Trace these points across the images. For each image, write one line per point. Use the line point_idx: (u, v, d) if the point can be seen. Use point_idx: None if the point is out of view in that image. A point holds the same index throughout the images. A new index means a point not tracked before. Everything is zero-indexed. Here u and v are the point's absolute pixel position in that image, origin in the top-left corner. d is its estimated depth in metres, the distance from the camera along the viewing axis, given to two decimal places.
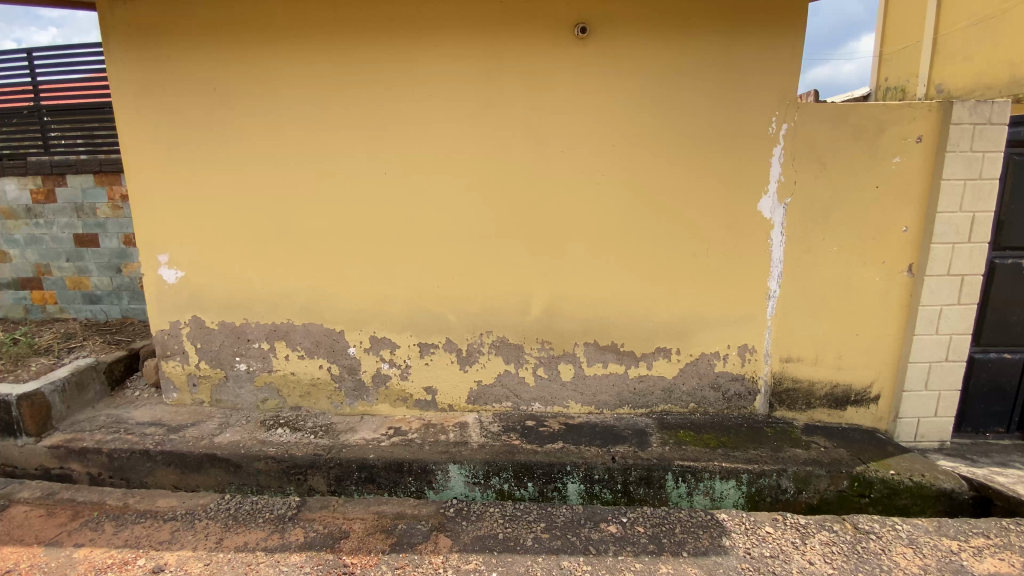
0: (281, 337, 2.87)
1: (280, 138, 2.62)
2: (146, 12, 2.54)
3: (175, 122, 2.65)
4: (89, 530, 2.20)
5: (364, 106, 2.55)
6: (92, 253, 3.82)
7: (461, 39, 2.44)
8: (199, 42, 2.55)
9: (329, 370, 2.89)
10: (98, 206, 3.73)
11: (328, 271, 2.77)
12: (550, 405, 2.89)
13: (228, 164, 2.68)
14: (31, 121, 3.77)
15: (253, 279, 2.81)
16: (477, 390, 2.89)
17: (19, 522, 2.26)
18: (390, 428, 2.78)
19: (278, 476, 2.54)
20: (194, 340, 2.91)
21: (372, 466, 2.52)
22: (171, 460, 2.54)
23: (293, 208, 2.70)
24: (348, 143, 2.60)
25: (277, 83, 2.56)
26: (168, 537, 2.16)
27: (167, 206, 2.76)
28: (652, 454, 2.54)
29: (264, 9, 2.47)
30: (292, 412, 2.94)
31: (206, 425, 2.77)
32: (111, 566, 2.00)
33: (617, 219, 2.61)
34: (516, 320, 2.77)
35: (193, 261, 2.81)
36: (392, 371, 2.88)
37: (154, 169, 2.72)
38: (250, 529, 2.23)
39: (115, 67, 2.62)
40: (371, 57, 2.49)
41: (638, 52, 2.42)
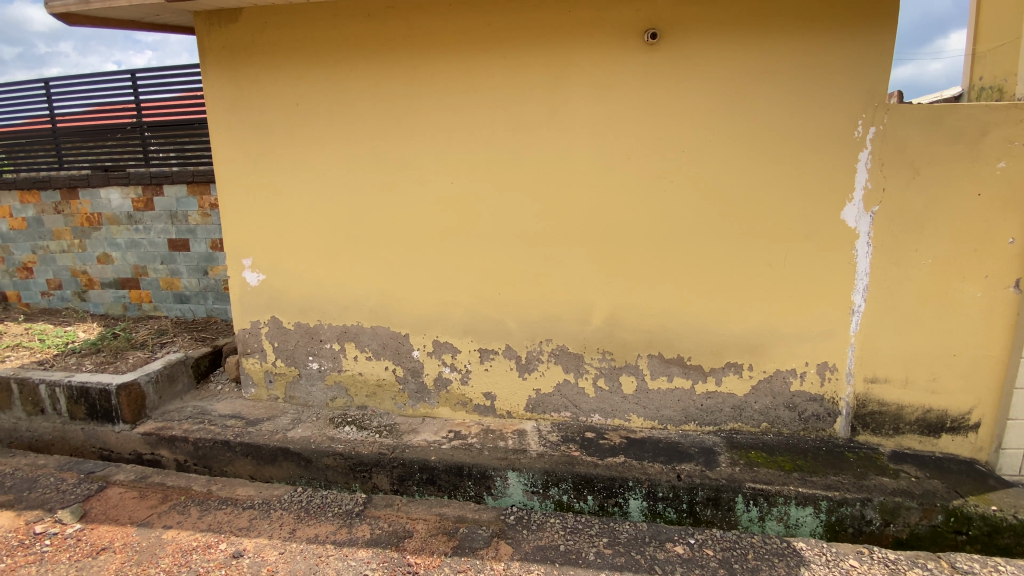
0: (351, 338, 2.98)
1: (354, 148, 2.75)
2: (239, 34, 2.75)
3: (261, 135, 2.84)
4: (176, 513, 2.36)
5: (433, 117, 2.63)
6: (183, 257, 4.14)
7: (529, 48, 2.47)
8: (284, 59, 2.73)
9: (394, 372, 2.97)
10: (189, 214, 4.05)
11: (395, 276, 2.86)
12: (610, 417, 2.82)
13: (307, 173, 2.83)
14: (133, 136, 4.17)
15: (325, 282, 2.94)
16: (536, 398, 2.87)
17: (115, 502, 2.45)
18: (451, 432, 2.80)
19: (345, 472, 2.63)
20: (271, 340, 3.08)
21: (433, 467, 2.55)
22: (249, 452, 2.69)
23: (364, 214, 2.82)
24: (418, 152, 2.69)
25: (353, 96, 2.69)
26: (247, 524, 2.28)
27: (251, 213, 2.96)
28: (721, 474, 2.42)
29: (343, 28, 2.62)
30: (357, 412, 3.03)
31: (281, 419, 2.92)
32: (196, 548, 2.13)
33: (686, 227, 2.54)
34: (577, 328, 2.74)
35: (273, 265, 2.99)
36: (452, 375, 2.92)
37: (241, 178, 2.92)
38: (320, 521, 2.31)
39: (211, 86, 2.85)
40: (441, 69, 2.57)
41: (710, 56, 2.36)
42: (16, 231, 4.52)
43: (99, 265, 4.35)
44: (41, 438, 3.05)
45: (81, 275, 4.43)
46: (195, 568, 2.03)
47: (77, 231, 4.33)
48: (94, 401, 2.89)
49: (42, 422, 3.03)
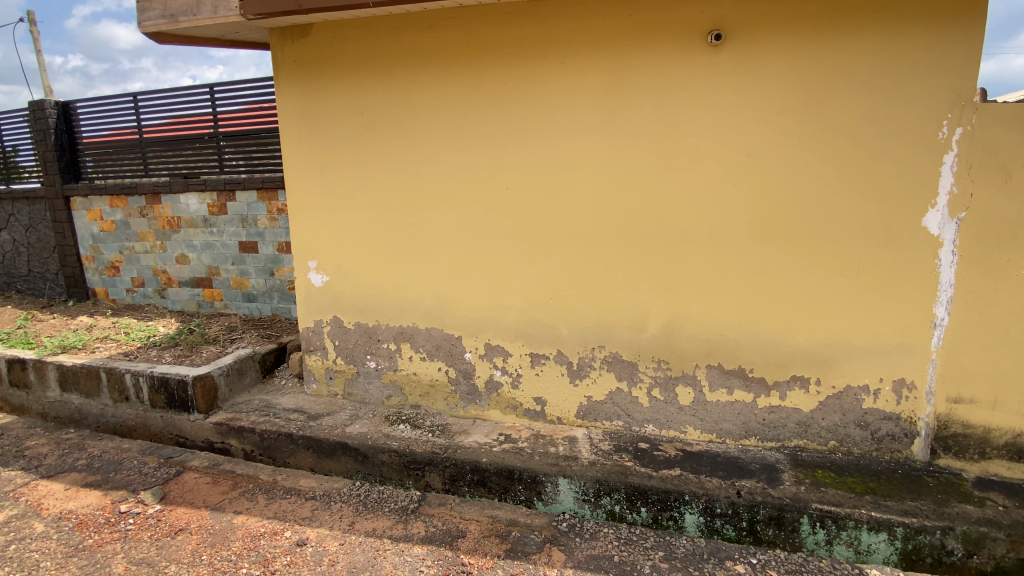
0: (406, 338, 3.06)
1: (414, 154, 2.83)
2: (310, 47, 2.91)
3: (328, 142, 2.98)
4: (246, 500, 2.49)
5: (491, 123, 2.67)
6: (252, 258, 4.39)
7: (589, 53, 2.48)
8: (350, 70, 2.85)
9: (447, 373, 3.02)
10: (259, 218, 4.29)
11: (450, 279, 2.91)
12: (665, 428, 2.74)
13: (369, 179, 2.95)
14: (210, 146, 4.48)
15: (384, 284, 3.04)
16: (587, 406, 2.83)
17: (191, 486, 2.62)
18: (501, 435, 2.81)
19: (399, 469, 2.69)
20: (332, 338, 3.21)
21: (484, 469, 2.57)
22: (310, 444, 2.80)
23: (422, 219, 2.90)
24: (475, 158, 2.73)
25: (414, 104, 2.78)
26: (309, 514, 2.38)
27: (316, 217, 3.10)
28: (784, 493, 2.30)
29: (407, 39, 2.72)
30: (411, 411, 3.10)
31: (340, 415, 3.03)
32: (264, 534, 2.24)
33: (749, 233, 2.45)
34: (631, 335, 2.70)
35: (336, 267, 3.12)
36: (503, 379, 2.94)
37: (308, 184, 3.08)
38: (378, 516, 2.40)
39: (283, 97, 3.02)
40: (500, 76, 2.61)
41: (778, 56, 2.28)
42: (106, 233, 4.93)
43: (177, 265, 4.68)
44: (124, 424, 3.29)
45: (161, 274, 4.77)
46: (262, 553, 2.14)
47: (159, 233, 4.68)
48: (172, 391, 3.10)
49: (126, 409, 3.27)
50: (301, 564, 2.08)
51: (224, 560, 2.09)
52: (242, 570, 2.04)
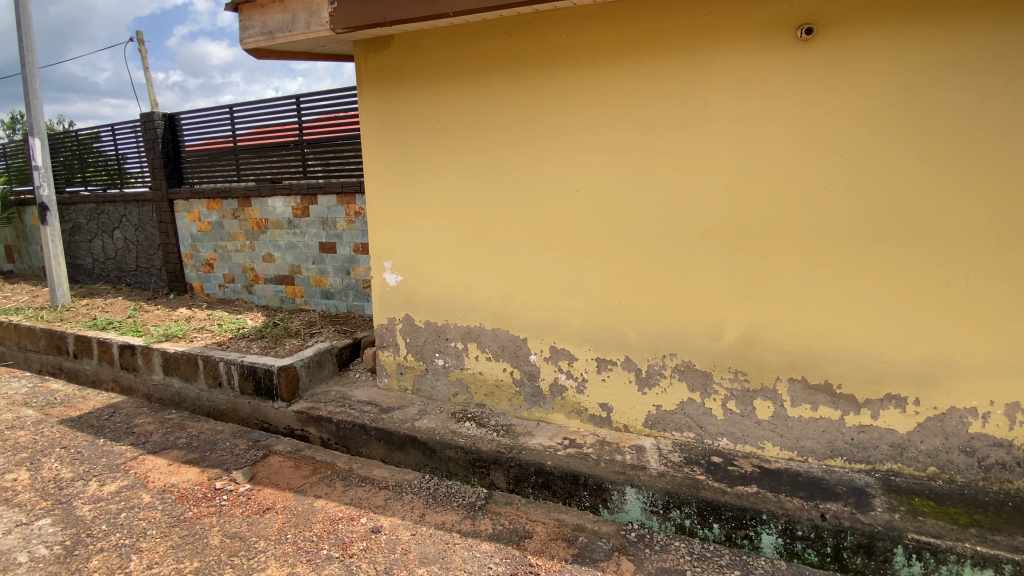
0: (474, 338, 3.12)
1: (487, 158, 2.89)
2: (392, 58, 3.05)
3: (405, 148, 3.11)
4: (325, 485, 2.65)
5: (564, 126, 2.69)
6: (330, 258, 4.65)
7: (668, 53, 2.43)
8: (428, 78, 2.97)
9: (512, 374, 3.05)
10: (337, 221, 4.55)
11: (518, 281, 2.94)
12: (740, 443, 2.62)
13: (443, 182, 3.05)
14: (295, 153, 4.79)
15: (454, 285, 3.13)
16: (656, 415, 2.75)
17: (276, 469, 2.81)
18: (566, 439, 2.80)
19: (465, 466, 2.74)
20: (404, 335, 3.33)
21: (549, 472, 2.57)
22: (382, 436, 2.92)
23: (493, 221, 2.95)
24: (547, 161, 2.75)
25: (489, 109, 2.84)
26: (383, 503, 2.50)
27: (393, 219, 3.24)
28: (875, 519, 2.13)
29: (483, 46, 2.79)
30: (476, 409, 3.16)
31: (409, 410, 3.14)
32: (342, 519, 2.37)
33: (838, 239, 2.31)
34: (704, 343, 2.60)
35: (409, 267, 3.25)
36: (569, 383, 2.92)
37: (386, 187, 3.22)
38: (447, 510, 2.48)
39: (366, 106, 3.19)
40: (575, 80, 2.62)
41: (876, 50, 2.14)
42: (203, 233, 5.39)
43: (264, 263, 5.03)
44: (217, 408, 3.58)
45: (249, 271, 5.16)
46: (341, 536, 2.25)
47: (249, 233, 5.06)
48: (259, 379, 3.34)
49: (219, 394, 3.56)
50: (376, 550, 2.17)
51: (306, 541, 2.22)
52: (323, 551, 2.15)
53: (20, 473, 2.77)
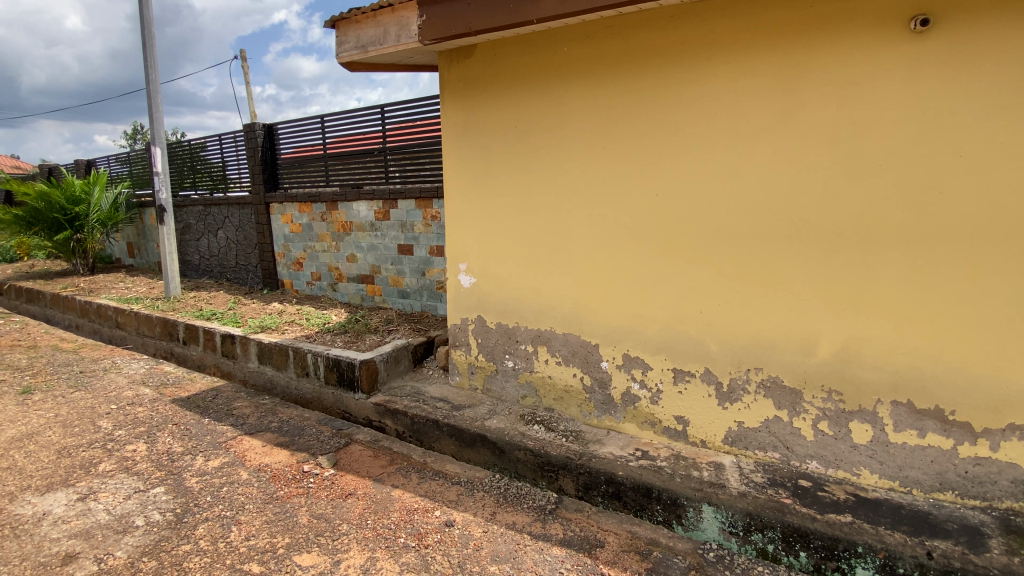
0: (544, 342, 3.13)
1: (565, 162, 2.90)
2: (473, 66, 3.14)
3: (484, 154, 3.19)
4: (401, 476, 2.78)
5: (645, 129, 2.63)
6: (407, 259, 4.87)
7: (760, 52, 2.33)
8: (508, 85, 3.03)
9: (582, 380, 3.02)
10: (415, 224, 4.75)
11: (592, 286, 2.91)
12: (831, 467, 2.43)
13: (520, 187, 3.09)
14: (378, 159, 5.05)
15: (527, 288, 3.16)
16: (738, 431, 2.62)
17: (357, 457, 2.99)
18: (638, 449, 2.74)
19: (534, 469, 2.74)
20: (476, 336, 3.41)
21: (620, 482, 2.52)
22: (453, 433, 3.01)
23: (568, 226, 2.95)
24: (626, 165, 2.71)
25: (567, 114, 2.85)
26: (455, 498, 2.58)
27: (470, 222, 3.33)
28: (993, 563, 1.91)
29: (563, 52, 2.81)
30: (545, 413, 3.16)
31: (480, 409, 3.20)
32: (418, 510, 2.46)
33: (955, 248, 2.09)
34: (793, 358, 2.45)
35: (484, 270, 3.32)
36: (642, 393, 2.85)
37: (465, 191, 3.32)
38: (517, 511, 2.51)
39: (448, 113, 3.30)
40: (658, 82, 2.57)
41: (1005, 40, 1.94)
42: (295, 234, 5.82)
43: (347, 263, 5.35)
44: (304, 396, 3.86)
45: (333, 270, 5.51)
46: (417, 526, 2.34)
47: (334, 235, 5.40)
48: (343, 371, 3.58)
49: (306, 383, 3.83)
50: (450, 543, 2.23)
51: (385, 527, 2.33)
52: (401, 540, 2.24)
53: (140, 445, 3.11)
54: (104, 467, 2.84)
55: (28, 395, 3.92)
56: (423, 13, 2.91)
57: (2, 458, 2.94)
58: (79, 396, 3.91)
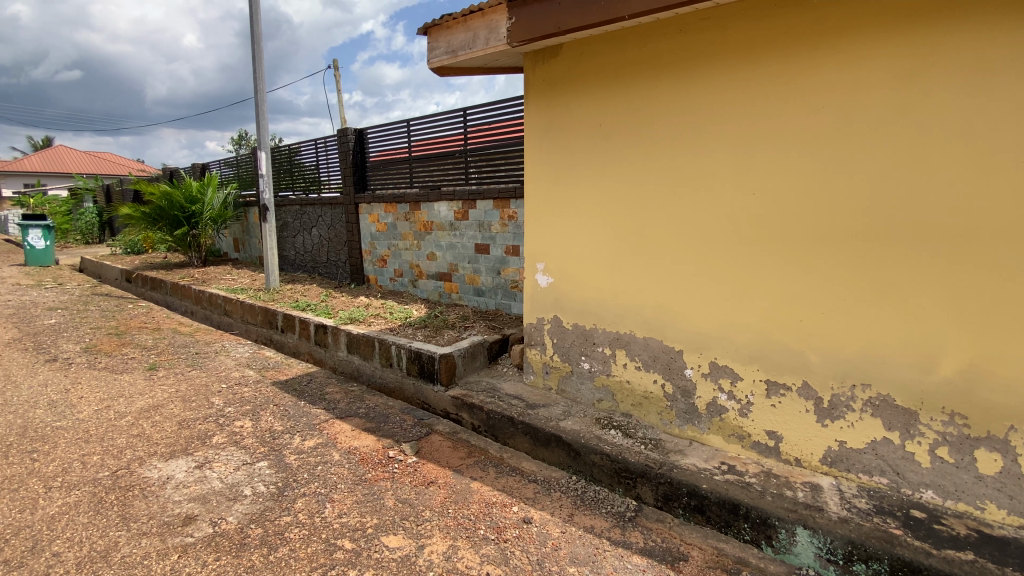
0: (623, 345, 3.07)
1: (652, 162, 2.82)
2: (560, 66, 3.14)
3: (567, 154, 3.18)
4: (479, 470, 2.86)
5: (741, 125, 2.51)
6: (484, 258, 4.98)
7: (876, 40, 2.15)
8: (594, 84, 3.00)
9: (663, 387, 2.93)
10: (493, 224, 4.84)
11: (677, 290, 2.82)
12: (950, 499, 2.18)
13: (603, 187, 3.05)
14: (459, 161, 5.21)
15: (606, 290, 3.11)
16: (838, 452, 2.42)
17: (437, 447, 3.13)
18: (723, 463, 2.61)
19: (610, 474, 2.69)
20: (552, 336, 3.41)
21: (703, 495, 2.41)
22: (528, 431, 3.03)
23: (652, 228, 2.87)
24: (718, 164, 2.60)
25: (656, 112, 2.78)
26: (532, 496, 2.61)
27: (550, 223, 3.34)
28: None
29: (654, 47, 2.75)
30: (622, 418, 3.09)
31: (555, 409, 3.21)
32: (496, 504, 2.52)
33: None
34: (908, 374, 2.22)
35: (562, 270, 3.31)
36: (730, 404, 2.71)
37: (546, 192, 3.33)
38: (596, 515, 2.48)
39: (532, 114, 3.33)
40: (758, 75, 2.44)
41: None
42: (380, 233, 6.14)
43: (427, 261, 5.56)
44: (386, 385, 4.07)
45: (414, 268, 5.75)
46: (495, 520, 2.38)
47: (416, 234, 5.63)
48: (423, 364, 3.73)
49: (389, 373, 4.05)
50: (528, 539, 2.25)
51: (465, 518, 2.39)
52: (481, 531, 2.29)
53: (246, 422, 3.41)
54: (217, 440, 3.15)
55: (155, 371, 4.44)
56: (513, 15, 2.95)
57: (135, 425, 3.35)
58: (195, 374, 4.37)
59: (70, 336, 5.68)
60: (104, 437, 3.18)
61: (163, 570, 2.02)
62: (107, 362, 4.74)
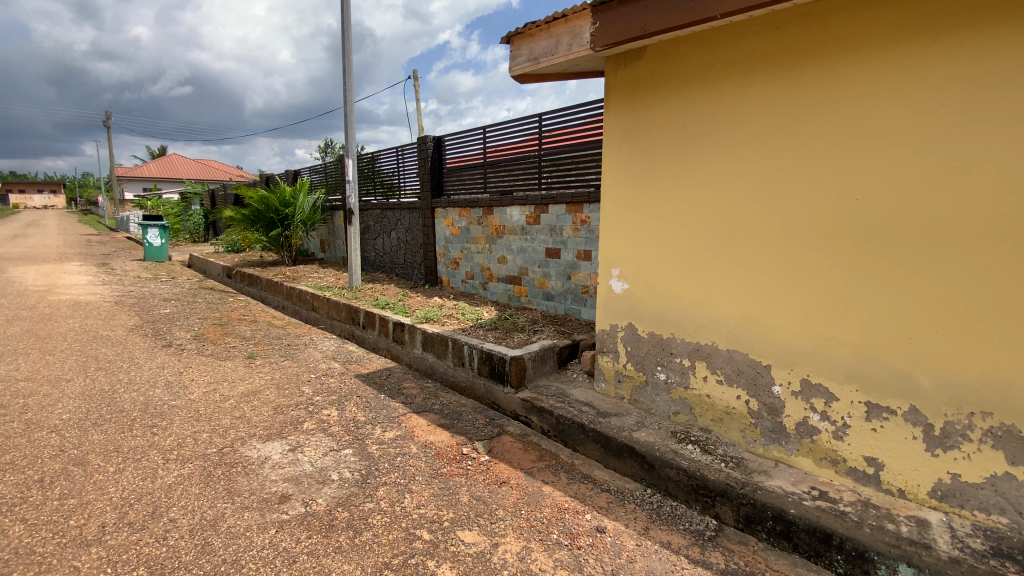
0: (703, 357, 2.96)
1: (739, 166, 2.71)
2: (642, 68, 3.09)
3: (648, 159, 3.13)
4: (551, 474, 2.87)
5: (841, 127, 2.36)
6: (555, 263, 4.99)
7: (1008, 31, 1.94)
8: (678, 87, 2.93)
9: (748, 404, 2.78)
10: (564, 228, 4.84)
11: (763, 300, 2.68)
12: None
13: (684, 192, 2.97)
14: (531, 166, 5.26)
15: (686, 298, 3.01)
16: (951, 486, 2.18)
17: (508, 447, 3.18)
18: (814, 488, 2.43)
19: (687, 490, 2.59)
20: (626, 343, 3.36)
21: (791, 521, 2.26)
22: (599, 439, 2.99)
23: (738, 234, 2.75)
24: (814, 168, 2.45)
25: (746, 114, 2.67)
26: (605, 505, 2.58)
27: (627, 228, 3.29)
28: None
29: (745, 46, 2.64)
30: (700, 433, 2.97)
31: (627, 419, 3.15)
32: (569, 510, 2.51)
33: None
34: None
35: (639, 277, 3.25)
36: (823, 425, 2.52)
37: (624, 197, 3.29)
38: (673, 530, 2.41)
39: (612, 118, 3.31)
40: (864, 71, 2.28)
41: None
42: (454, 236, 6.33)
43: (498, 264, 5.66)
44: (458, 383, 4.18)
45: (485, 270, 5.87)
46: (569, 526, 2.38)
47: (489, 237, 5.75)
48: (494, 365, 3.80)
49: (461, 372, 4.16)
50: (602, 549, 2.23)
51: (538, 520, 2.41)
52: (554, 535, 2.30)
53: (332, 411, 3.65)
54: (307, 426, 3.39)
55: (253, 360, 4.86)
56: (597, 20, 2.94)
57: (238, 408, 3.68)
58: (287, 364, 4.73)
59: (182, 325, 6.35)
60: (211, 417, 3.53)
61: (263, 542, 2.21)
62: (213, 349, 5.25)
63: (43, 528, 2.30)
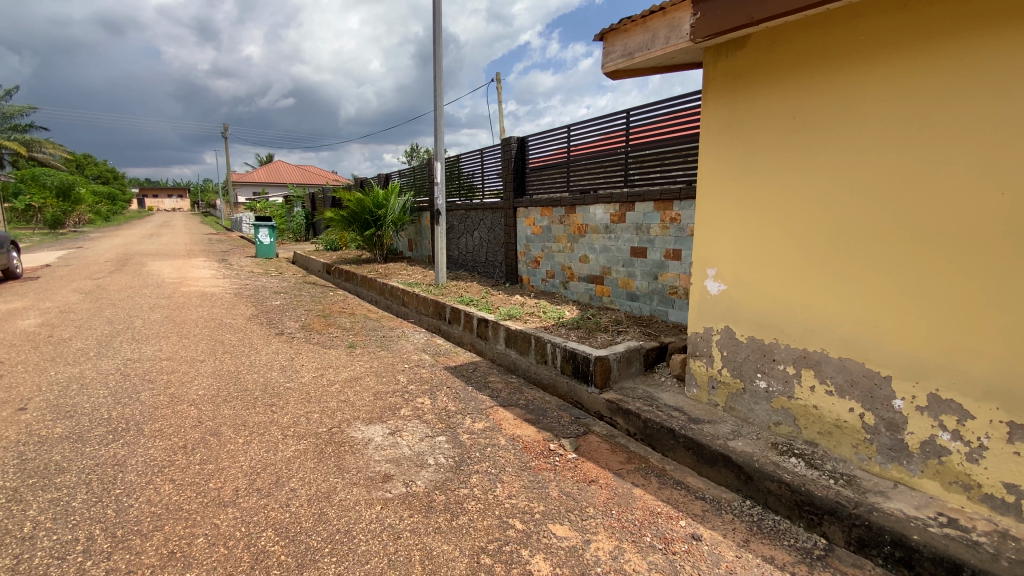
0: (811, 365, 2.76)
1: (855, 158, 2.50)
2: (744, 58, 2.95)
3: (749, 153, 2.98)
4: (641, 477, 2.82)
5: (981, 113, 2.10)
6: (640, 262, 4.88)
7: None
8: (785, 76, 2.77)
9: (863, 418, 2.56)
10: (651, 227, 4.72)
11: (882, 304, 2.45)
12: None
13: (790, 188, 2.79)
14: (616, 165, 5.19)
15: (791, 301, 2.83)
16: None
17: (594, 447, 3.17)
18: (942, 514, 2.19)
19: (789, 505, 2.44)
20: (721, 348, 3.22)
21: (916, 548, 2.05)
22: (692, 446, 2.90)
23: (853, 233, 2.54)
24: (946, 159, 2.21)
25: (863, 102, 2.46)
26: (700, 513, 2.49)
27: (724, 226, 3.15)
28: None
29: (866, 27, 2.43)
30: (805, 446, 2.78)
31: (722, 427, 3.02)
32: (661, 514, 2.46)
33: None
34: None
35: (737, 277, 3.10)
36: (954, 446, 2.25)
37: (722, 193, 3.16)
38: (776, 546, 2.28)
39: (710, 111, 3.18)
40: (1016, 44, 2.00)
41: None
42: (535, 236, 6.39)
43: (580, 263, 5.64)
44: (541, 381, 4.23)
45: (567, 270, 5.87)
46: (662, 530, 2.34)
47: (571, 236, 5.74)
48: (578, 364, 3.81)
49: (544, 370, 4.20)
50: (699, 557, 2.16)
51: (630, 521, 2.39)
52: (647, 538, 2.27)
53: (425, 399, 3.85)
54: (404, 412, 3.61)
55: (353, 349, 5.24)
56: (697, 10, 2.84)
57: (342, 393, 4.00)
58: (383, 354, 5.05)
59: (291, 315, 6.99)
60: (320, 400, 3.86)
61: (370, 517, 2.39)
62: (319, 338, 5.73)
63: (189, 488, 2.65)
